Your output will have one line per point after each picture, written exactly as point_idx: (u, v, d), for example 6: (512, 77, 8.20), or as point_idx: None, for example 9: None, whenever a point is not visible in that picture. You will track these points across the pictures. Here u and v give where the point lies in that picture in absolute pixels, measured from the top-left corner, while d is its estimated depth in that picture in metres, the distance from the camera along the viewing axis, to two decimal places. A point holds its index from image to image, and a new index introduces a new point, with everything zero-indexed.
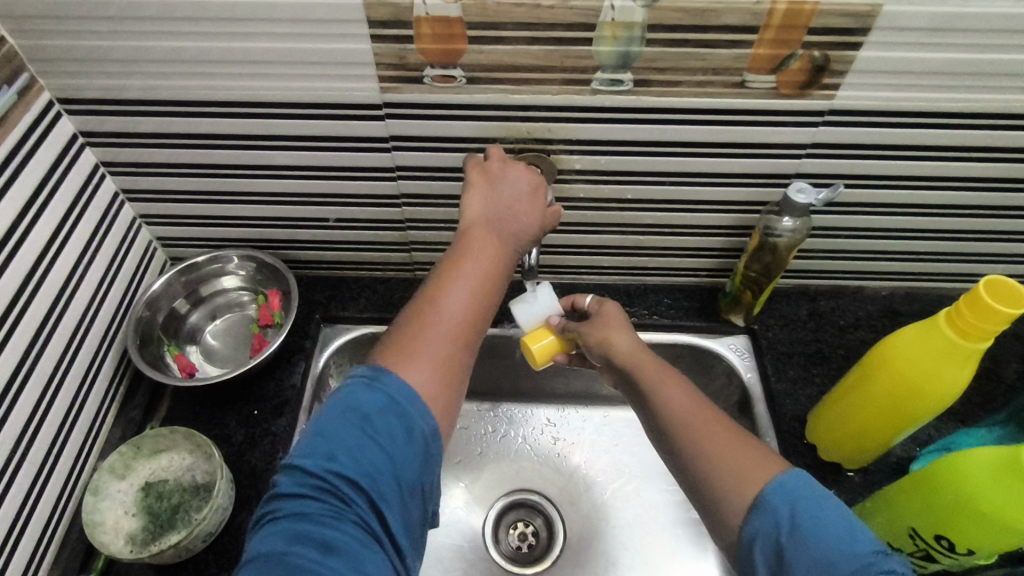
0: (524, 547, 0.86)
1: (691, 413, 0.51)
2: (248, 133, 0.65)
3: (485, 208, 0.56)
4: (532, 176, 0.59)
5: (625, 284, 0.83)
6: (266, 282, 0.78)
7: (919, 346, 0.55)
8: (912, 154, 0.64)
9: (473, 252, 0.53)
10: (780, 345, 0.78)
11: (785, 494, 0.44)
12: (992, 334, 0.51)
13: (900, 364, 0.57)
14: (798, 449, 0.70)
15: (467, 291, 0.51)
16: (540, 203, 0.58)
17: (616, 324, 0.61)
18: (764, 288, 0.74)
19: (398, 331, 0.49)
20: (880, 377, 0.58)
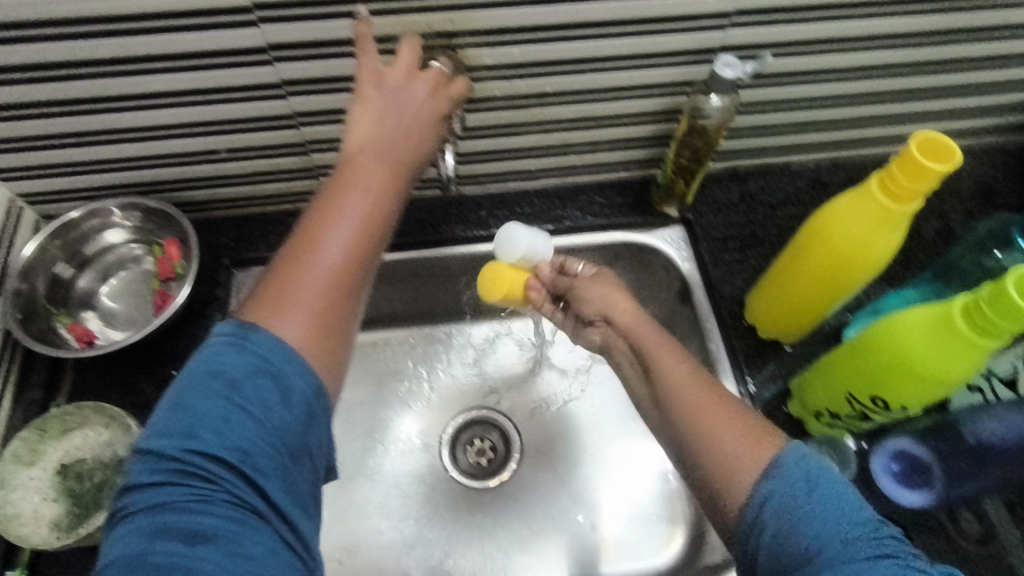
0: (483, 462, 0.86)
1: (688, 380, 0.49)
2: (98, 58, 0.55)
3: (370, 130, 0.51)
4: (425, 93, 0.55)
5: (555, 187, 0.79)
6: (159, 231, 0.69)
7: (850, 218, 0.54)
8: (837, 14, 0.61)
9: (359, 182, 0.49)
10: (716, 231, 0.76)
11: (791, 472, 0.42)
12: (923, 194, 0.50)
13: (832, 239, 0.56)
14: (738, 331, 0.71)
15: (353, 226, 0.47)
16: (427, 127, 0.55)
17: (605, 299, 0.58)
18: (695, 176, 0.73)
19: (271, 277, 0.45)
20: (813, 254, 0.58)
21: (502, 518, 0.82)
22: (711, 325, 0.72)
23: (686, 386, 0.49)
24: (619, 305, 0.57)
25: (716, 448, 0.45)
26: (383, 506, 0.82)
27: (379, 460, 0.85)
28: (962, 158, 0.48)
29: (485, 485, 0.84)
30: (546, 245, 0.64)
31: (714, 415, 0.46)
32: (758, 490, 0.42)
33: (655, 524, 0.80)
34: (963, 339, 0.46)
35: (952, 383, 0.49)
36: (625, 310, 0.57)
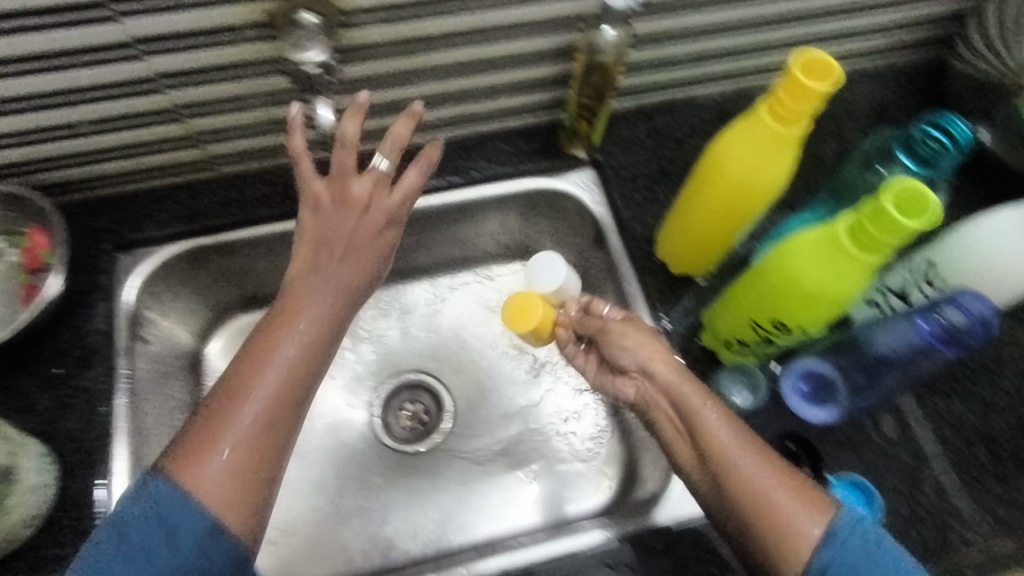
0: (416, 426, 0.85)
1: (745, 451, 0.50)
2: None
3: (307, 255, 0.55)
4: (371, 205, 0.57)
5: (459, 138, 0.76)
6: (18, 219, 0.63)
7: (744, 144, 0.53)
8: None
9: (294, 313, 0.52)
10: (625, 171, 0.75)
11: (840, 543, 0.47)
12: (810, 113, 0.50)
13: (729, 168, 0.55)
14: (651, 269, 0.71)
15: (283, 357, 0.50)
16: (375, 242, 0.57)
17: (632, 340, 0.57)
18: (598, 116, 0.71)
19: (199, 420, 0.48)
20: (713, 184, 0.57)
21: (438, 477, 0.81)
22: (625, 266, 0.72)
23: (755, 470, 0.49)
24: (667, 369, 0.55)
25: (767, 506, 0.48)
26: (316, 481, 0.79)
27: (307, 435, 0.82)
28: (839, 69, 0.46)
29: (419, 449, 0.84)
30: (574, 279, 0.70)
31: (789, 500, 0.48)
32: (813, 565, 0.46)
33: (591, 465, 0.81)
34: (850, 259, 0.47)
35: (844, 300, 0.50)
36: (678, 378, 0.54)
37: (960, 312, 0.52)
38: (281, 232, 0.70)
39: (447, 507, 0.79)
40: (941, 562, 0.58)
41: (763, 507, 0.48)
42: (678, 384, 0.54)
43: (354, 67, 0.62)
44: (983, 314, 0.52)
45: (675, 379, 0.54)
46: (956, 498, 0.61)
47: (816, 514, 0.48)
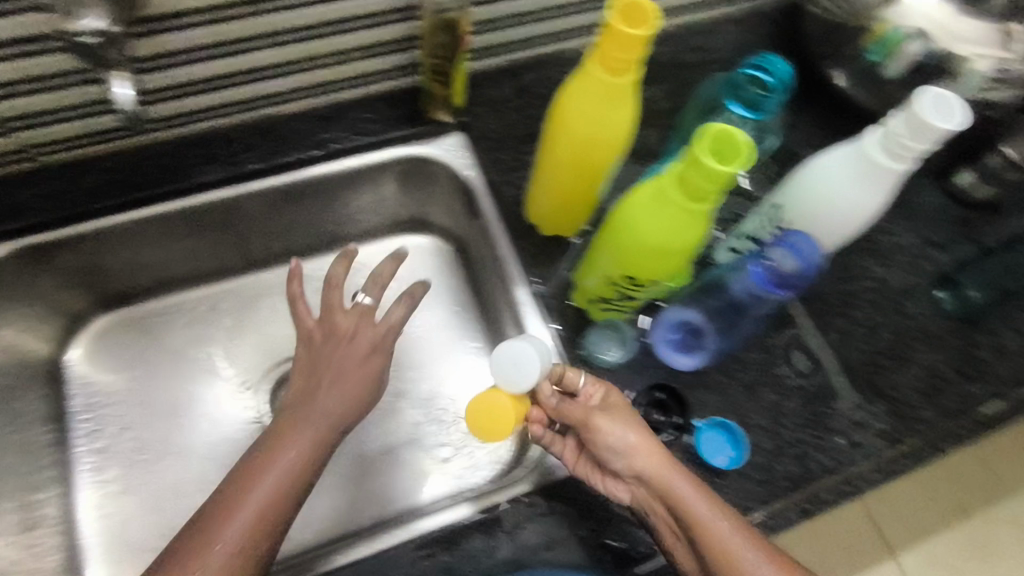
0: None
1: (739, 535, 0.52)
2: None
3: (297, 391, 0.58)
4: (354, 362, 0.59)
5: (316, 108, 0.71)
6: None
7: (581, 98, 0.51)
8: None
9: (279, 444, 0.54)
10: (492, 132, 0.73)
11: None
12: (636, 62, 0.48)
13: (572, 124, 0.53)
14: (522, 232, 0.70)
15: (262, 494, 0.51)
16: (360, 371, 0.59)
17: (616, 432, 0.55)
18: (456, 78, 0.68)
19: (192, 536, 0.49)
20: (561, 141, 0.55)
21: None
22: (497, 231, 0.70)
23: (738, 551, 0.51)
24: (648, 460, 0.54)
25: None
26: (201, 481, 0.75)
27: (188, 434, 0.78)
28: (658, 16, 0.44)
29: None
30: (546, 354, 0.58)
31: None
32: None
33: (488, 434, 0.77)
34: (684, 214, 0.46)
35: (687, 250, 0.50)
36: (660, 466, 0.54)
37: (783, 259, 0.53)
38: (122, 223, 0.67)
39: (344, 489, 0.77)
40: (807, 489, 0.62)
41: None
42: (664, 466, 0.54)
43: (159, 37, 0.58)
44: (812, 259, 0.54)
45: (652, 463, 0.54)
46: (815, 428, 0.64)
47: None
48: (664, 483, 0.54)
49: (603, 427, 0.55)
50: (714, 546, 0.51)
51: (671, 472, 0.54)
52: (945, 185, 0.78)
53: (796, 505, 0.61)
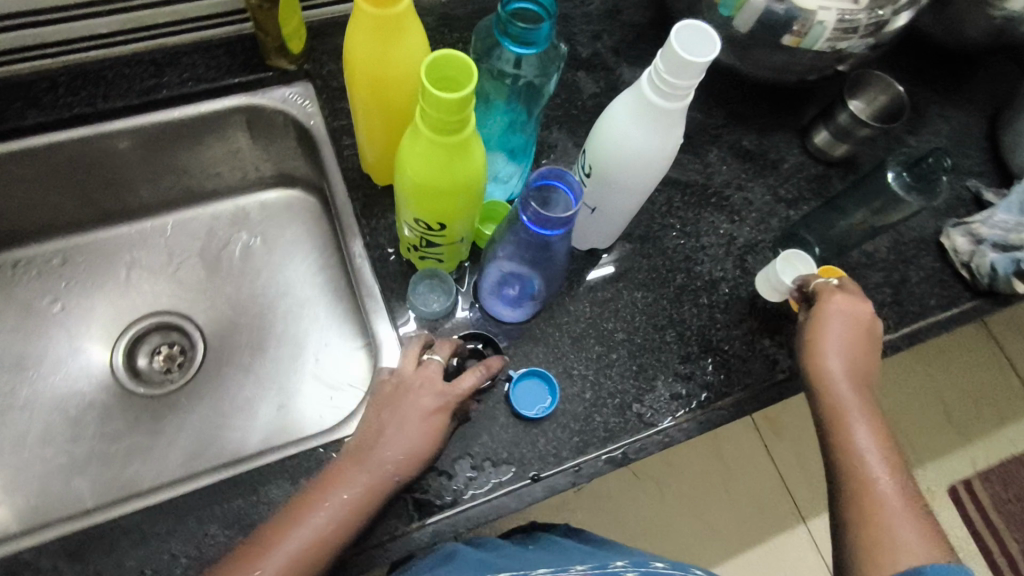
0: (169, 368, 0.82)
1: (876, 464, 0.55)
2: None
3: (372, 429, 0.55)
4: (438, 398, 0.55)
5: (150, 53, 0.71)
6: None
7: (356, 35, 0.49)
8: None
9: (340, 481, 0.52)
10: (335, 81, 0.72)
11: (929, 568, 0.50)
12: None
13: (354, 63, 0.51)
14: (359, 183, 0.69)
15: (312, 527, 0.51)
16: (434, 422, 0.54)
17: (838, 339, 0.59)
18: (290, 12, 0.65)
19: (234, 565, 0.50)
20: (352, 84, 0.54)
21: (185, 413, 0.78)
22: (336, 181, 0.69)
23: (852, 430, 0.56)
24: (846, 336, 0.59)
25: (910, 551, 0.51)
26: (45, 436, 0.75)
27: (35, 391, 0.77)
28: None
29: (169, 389, 0.80)
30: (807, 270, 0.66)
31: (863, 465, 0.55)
32: None
33: (338, 386, 0.78)
34: (444, 155, 0.45)
35: (469, 186, 0.49)
36: (854, 340, 0.60)
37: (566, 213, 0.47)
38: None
39: (189, 446, 0.76)
40: (624, 439, 0.62)
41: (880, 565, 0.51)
42: (851, 345, 0.59)
43: None
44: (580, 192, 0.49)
45: (860, 341, 0.60)
46: (638, 380, 0.64)
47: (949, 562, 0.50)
48: (820, 358, 0.59)
49: (829, 328, 0.60)
50: (849, 406, 0.57)
51: (839, 347, 0.59)
52: (804, 143, 0.78)
53: (606, 456, 0.61)
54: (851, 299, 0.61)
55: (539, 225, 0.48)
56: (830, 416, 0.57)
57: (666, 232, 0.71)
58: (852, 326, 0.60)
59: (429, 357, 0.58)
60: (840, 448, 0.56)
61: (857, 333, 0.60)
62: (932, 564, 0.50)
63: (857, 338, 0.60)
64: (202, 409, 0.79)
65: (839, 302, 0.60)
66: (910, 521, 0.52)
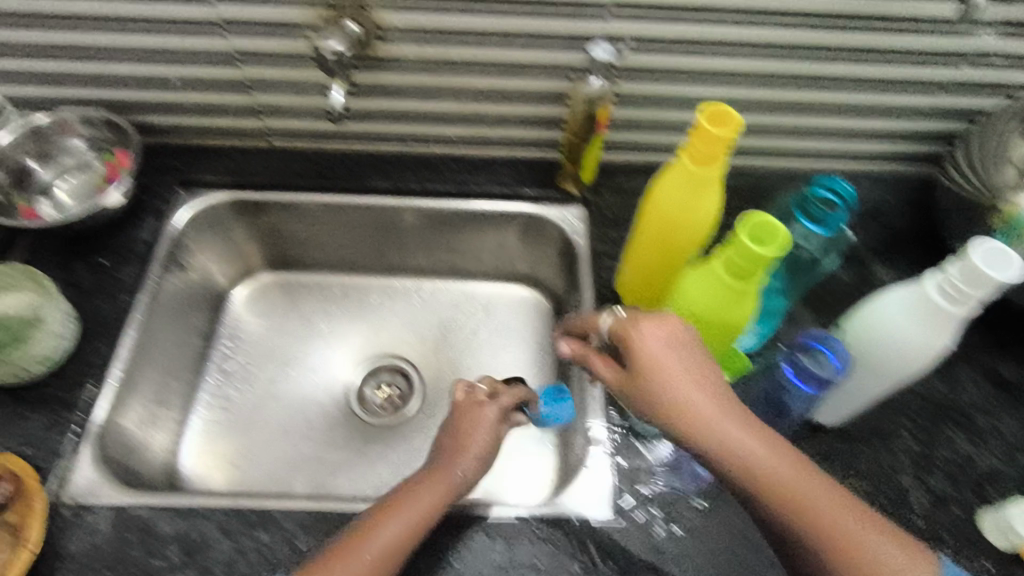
0: (387, 404, 0.94)
1: (813, 483, 0.49)
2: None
3: (433, 442, 0.64)
4: (493, 412, 0.64)
5: (473, 158, 0.87)
6: (115, 143, 0.79)
7: (666, 182, 0.59)
8: (704, 18, 0.68)
9: (409, 489, 0.58)
10: (609, 213, 0.84)
11: None
12: (718, 157, 0.56)
13: (655, 203, 0.61)
14: (606, 299, 0.78)
15: (399, 526, 0.56)
16: (489, 429, 0.64)
17: (675, 369, 0.51)
18: (582, 159, 0.80)
19: (333, 553, 0.54)
20: (645, 219, 0.63)
21: (389, 449, 0.88)
22: (587, 292, 0.79)
23: (762, 459, 0.49)
24: (685, 364, 0.51)
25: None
26: (285, 425, 0.88)
27: (289, 387, 0.92)
28: (740, 120, 0.53)
29: (384, 423, 0.91)
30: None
31: (814, 517, 0.48)
32: None
33: None
34: (730, 292, 0.52)
35: (732, 325, 0.55)
36: (700, 368, 0.51)
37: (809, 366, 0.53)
38: (297, 201, 0.85)
39: (386, 477, 0.85)
40: None
41: None
42: (685, 377, 0.51)
43: (376, 74, 0.74)
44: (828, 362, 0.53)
45: (688, 377, 0.51)
46: None
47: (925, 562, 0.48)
48: (670, 385, 0.51)
49: (645, 347, 0.52)
50: (741, 440, 0.49)
51: (683, 384, 0.50)
52: None
53: None
54: (640, 347, 0.52)
55: (801, 380, 0.54)
56: (731, 454, 0.49)
57: (894, 431, 0.69)
58: (681, 353, 0.51)
59: (484, 383, 0.67)
60: (788, 509, 0.48)
61: (685, 355, 0.51)
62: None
63: (691, 360, 0.51)
64: (405, 450, 0.88)
65: (651, 332, 0.52)
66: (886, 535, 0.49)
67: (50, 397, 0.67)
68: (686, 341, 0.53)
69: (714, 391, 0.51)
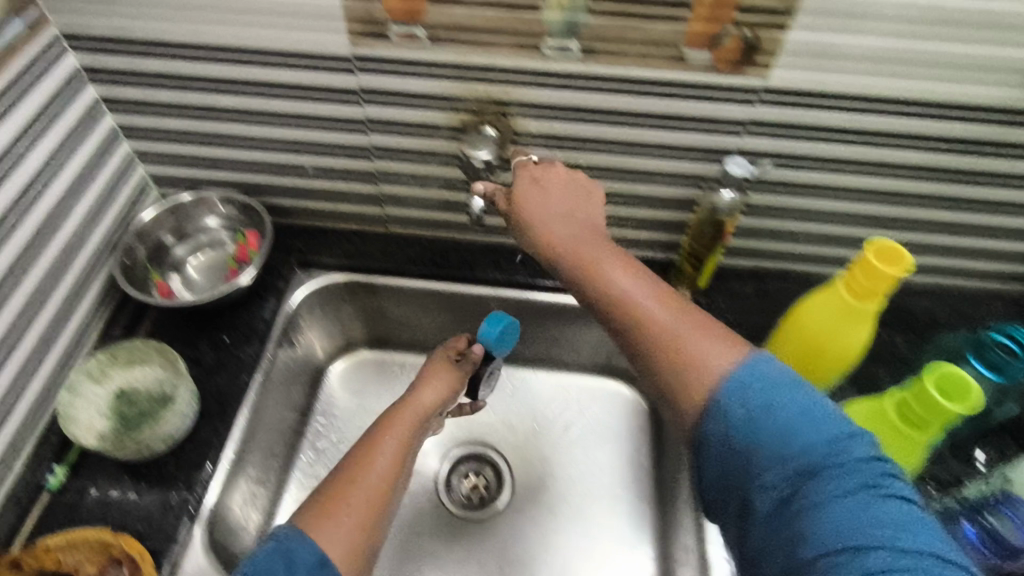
0: (473, 497, 0.91)
1: (659, 304, 0.53)
2: (221, 49, 0.67)
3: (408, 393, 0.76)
4: (444, 373, 0.78)
5: None
6: (245, 223, 0.83)
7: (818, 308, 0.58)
8: (840, 137, 0.67)
9: (387, 429, 0.69)
10: (721, 318, 0.81)
11: (742, 393, 0.47)
12: (880, 294, 0.53)
13: (803, 327, 0.59)
14: None
15: (385, 462, 0.65)
16: (444, 364, 0.79)
17: (552, 200, 0.63)
18: (703, 263, 0.78)
19: (329, 481, 0.62)
20: (788, 341, 0.61)
21: (477, 547, 0.86)
22: None
23: (627, 280, 0.56)
24: (560, 200, 0.63)
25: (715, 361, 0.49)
26: None
27: None
28: (913, 260, 0.51)
29: (472, 518, 0.89)
30: None
31: (681, 345, 0.51)
32: (715, 412, 0.47)
33: None
34: None
35: None
36: (570, 202, 0.63)
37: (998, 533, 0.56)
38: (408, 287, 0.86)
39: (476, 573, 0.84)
40: None
41: (675, 377, 0.50)
42: (558, 223, 0.61)
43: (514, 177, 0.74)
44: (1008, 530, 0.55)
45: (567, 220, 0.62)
46: None
47: (727, 351, 0.50)
48: (545, 227, 0.62)
49: (528, 193, 0.64)
50: (610, 275, 0.56)
51: (551, 214, 0.62)
52: None
53: None
54: (536, 186, 0.64)
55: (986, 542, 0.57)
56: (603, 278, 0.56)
57: None
58: (567, 200, 0.63)
59: (450, 342, 0.82)
60: (642, 320, 0.53)
61: (572, 197, 0.64)
62: (730, 372, 0.48)
63: (569, 202, 0.63)
64: (493, 551, 0.86)
65: (546, 170, 0.66)
66: (693, 329, 0.52)
67: (167, 476, 0.68)
68: (574, 181, 0.65)
69: (585, 220, 0.62)
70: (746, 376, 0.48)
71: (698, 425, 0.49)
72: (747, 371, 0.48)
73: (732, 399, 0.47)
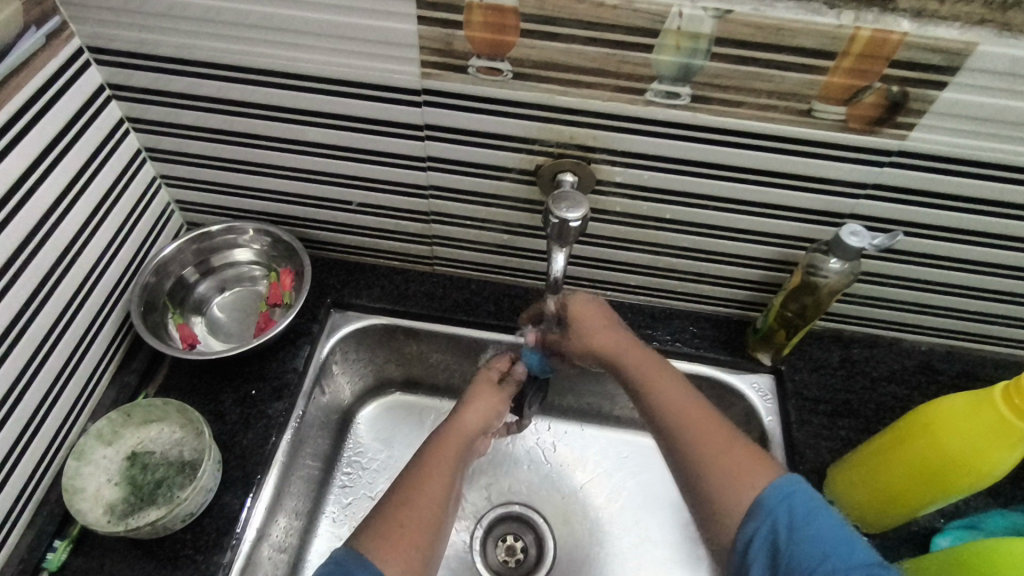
0: (511, 563, 0.80)
1: (699, 425, 0.55)
2: (268, 72, 0.58)
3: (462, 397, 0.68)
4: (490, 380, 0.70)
5: (650, 306, 0.76)
6: (279, 259, 0.75)
7: (965, 416, 0.54)
8: (978, 208, 0.57)
9: (446, 438, 0.63)
10: (807, 391, 0.70)
11: (770, 513, 0.47)
12: None
13: (941, 432, 0.55)
14: None
15: (444, 472, 0.60)
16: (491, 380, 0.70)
17: (596, 325, 0.64)
18: (798, 329, 0.68)
19: (388, 497, 0.57)
20: (917, 441, 0.56)
21: None
22: None
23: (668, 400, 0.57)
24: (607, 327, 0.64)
25: (735, 485, 0.50)
26: None
27: None
28: None
29: None
30: None
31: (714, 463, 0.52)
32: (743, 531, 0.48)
33: None
34: None
35: None
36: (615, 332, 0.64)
37: None
38: (455, 335, 0.77)
39: None
40: None
41: (714, 498, 0.50)
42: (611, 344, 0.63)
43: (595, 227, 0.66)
44: None
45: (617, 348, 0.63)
46: None
47: (758, 475, 0.50)
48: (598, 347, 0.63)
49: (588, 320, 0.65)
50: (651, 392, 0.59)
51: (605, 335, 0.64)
52: None
53: None
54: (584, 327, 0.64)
55: None
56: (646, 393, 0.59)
57: None
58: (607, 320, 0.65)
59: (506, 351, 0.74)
60: (689, 443, 0.54)
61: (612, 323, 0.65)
62: (768, 490, 0.48)
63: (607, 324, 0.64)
64: None
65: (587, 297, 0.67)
66: (734, 451, 0.52)
67: (182, 556, 0.59)
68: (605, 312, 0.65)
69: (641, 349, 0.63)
70: (787, 491, 0.48)
71: (734, 538, 0.49)
72: (779, 489, 0.48)
73: (760, 518, 0.47)
